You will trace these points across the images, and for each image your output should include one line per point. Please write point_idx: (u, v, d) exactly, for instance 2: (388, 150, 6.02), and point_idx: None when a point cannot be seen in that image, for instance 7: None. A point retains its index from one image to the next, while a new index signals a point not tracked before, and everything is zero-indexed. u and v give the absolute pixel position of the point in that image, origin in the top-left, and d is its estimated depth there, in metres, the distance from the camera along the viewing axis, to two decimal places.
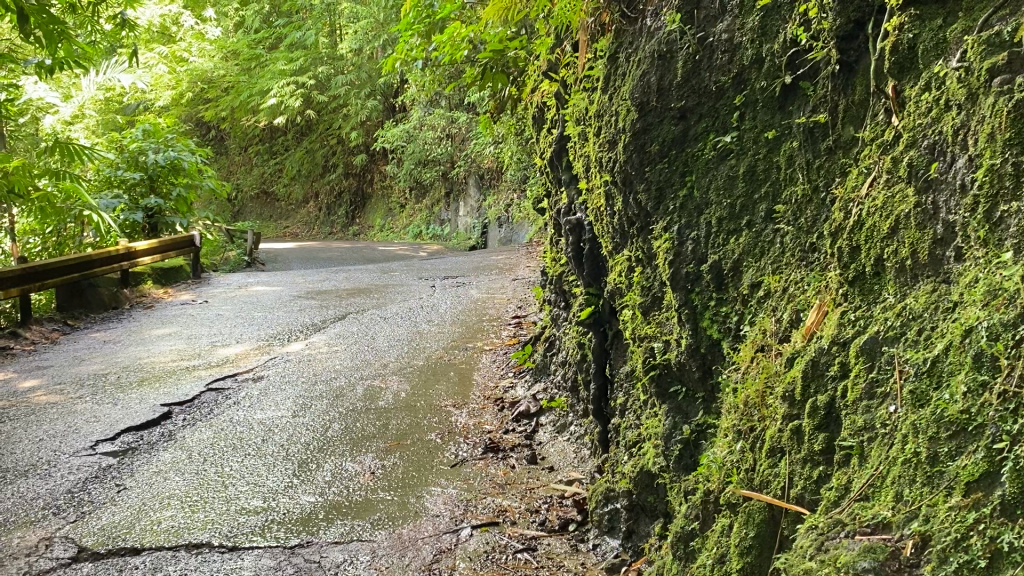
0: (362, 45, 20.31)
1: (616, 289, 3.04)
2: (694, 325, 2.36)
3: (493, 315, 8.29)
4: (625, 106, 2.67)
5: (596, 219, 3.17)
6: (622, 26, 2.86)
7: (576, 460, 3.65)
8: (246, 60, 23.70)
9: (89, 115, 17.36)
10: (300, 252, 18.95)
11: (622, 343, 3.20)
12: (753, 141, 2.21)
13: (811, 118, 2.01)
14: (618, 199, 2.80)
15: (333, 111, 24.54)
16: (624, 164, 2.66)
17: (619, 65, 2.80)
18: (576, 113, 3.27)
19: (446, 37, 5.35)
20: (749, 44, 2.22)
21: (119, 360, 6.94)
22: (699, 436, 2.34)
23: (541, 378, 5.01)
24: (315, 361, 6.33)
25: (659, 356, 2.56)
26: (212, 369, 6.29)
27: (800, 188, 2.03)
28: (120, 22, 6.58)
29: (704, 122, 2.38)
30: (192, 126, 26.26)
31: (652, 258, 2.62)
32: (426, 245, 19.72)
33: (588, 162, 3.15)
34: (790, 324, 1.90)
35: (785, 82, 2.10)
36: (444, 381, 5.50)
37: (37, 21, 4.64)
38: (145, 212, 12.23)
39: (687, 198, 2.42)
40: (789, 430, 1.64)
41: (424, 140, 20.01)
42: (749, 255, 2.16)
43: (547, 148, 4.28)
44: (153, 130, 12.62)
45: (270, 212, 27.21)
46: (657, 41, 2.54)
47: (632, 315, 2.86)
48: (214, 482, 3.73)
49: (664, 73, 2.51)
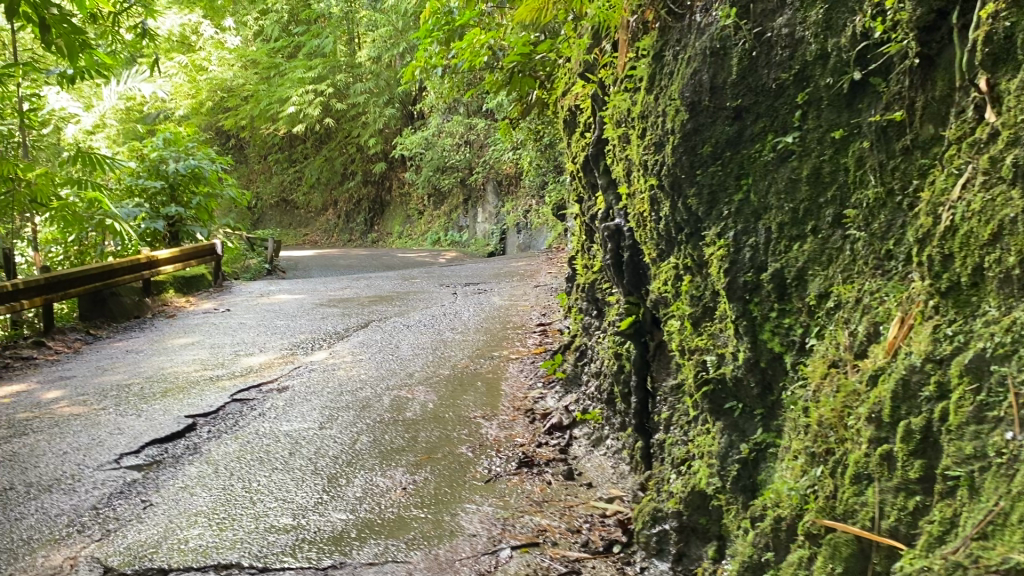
0: (381, 53, 20.27)
1: (660, 298, 2.91)
2: (753, 337, 2.23)
3: (517, 323, 8.17)
4: (673, 106, 2.54)
5: (638, 225, 3.04)
6: (667, 23, 2.73)
7: (615, 475, 3.52)
8: (265, 69, 23.72)
9: (109, 125, 17.43)
10: (320, 259, 18.93)
11: (666, 356, 3.07)
12: (818, 141, 2.07)
13: (884, 116, 1.88)
14: (665, 204, 2.68)
15: (351, 119, 24.54)
16: (673, 166, 2.54)
17: (665, 64, 2.68)
18: (616, 114, 3.15)
19: (470, 42, 5.24)
20: (812, 39, 2.08)
21: (141, 370, 6.87)
22: (760, 455, 2.20)
23: (572, 389, 4.87)
24: (340, 371, 6.23)
25: (713, 369, 2.43)
26: (236, 379, 6.20)
27: (872, 191, 1.90)
28: (141, 32, 6.52)
29: (761, 122, 2.25)
30: (211, 135, 26.35)
31: (704, 266, 2.50)
32: (445, 252, 19.64)
33: (629, 166, 3.03)
34: (868, 338, 1.76)
35: (854, 78, 1.96)
36: (472, 392, 5.38)
37: (58, 31, 4.56)
38: (166, 220, 12.22)
39: (743, 202, 2.30)
40: (878, 454, 1.51)
41: (443, 147, 19.94)
42: (815, 263, 2.03)
43: (580, 152, 4.16)
44: (173, 139, 12.61)
45: (290, 220, 27.24)
46: (709, 37, 2.41)
47: (679, 326, 2.73)
48: (241, 498, 3.62)
49: (716, 71, 2.38)
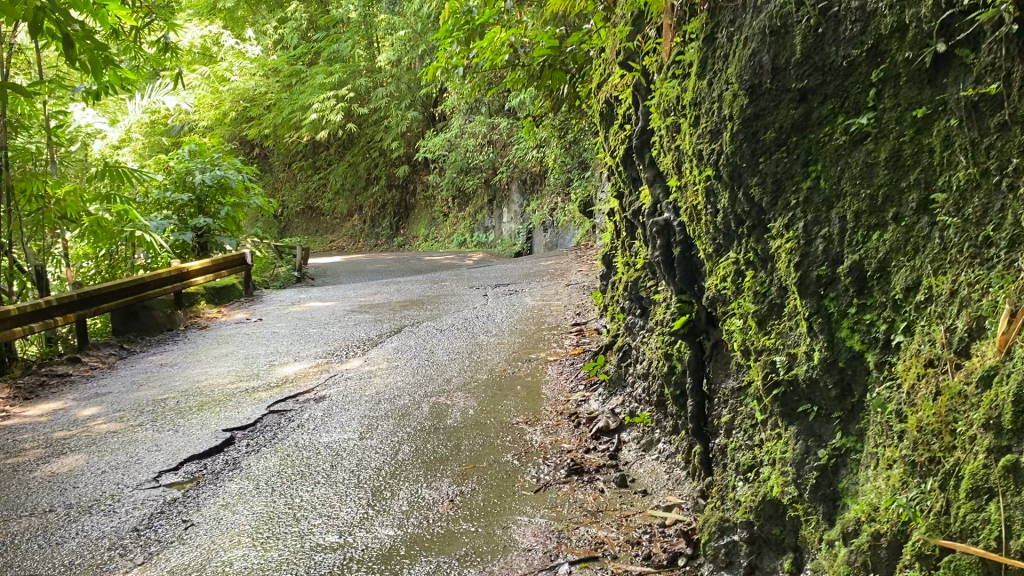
0: (401, 57, 20.19)
1: (718, 295, 2.75)
2: (831, 336, 2.08)
3: (552, 323, 8.01)
4: (731, 91, 2.39)
5: (691, 220, 2.89)
6: (718, 3, 2.57)
7: (671, 481, 3.37)
8: (287, 77, 23.75)
9: (136, 139, 17.55)
10: (347, 265, 18.89)
11: (724, 355, 2.92)
12: (897, 121, 1.91)
13: (976, 90, 1.71)
14: (722, 195, 2.52)
15: (373, 124, 24.49)
16: (732, 155, 2.39)
17: (718, 47, 2.52)
18: (662, 104, 3.01)
19: (497, 40, 5.12)
20: (888, 11, 1.92)
21: (177, 383, 6.82)
22: (840, 461, 2.05)
23: (617, 391, 4.71)
24: (376, 378, 6.13)
25: (784, 370, 2.27)
26: (272, 390, 6.12)
27: (963, 172, 1.73)
28: (164, 45, 6.45)
29: (830, 103, 2.09)
30: (236, 145, 26.49)
31: (769, 260, 2.34)
32: (472, 253, 19.56)
33: (680, 157, 2.88)
34: (971, 335, 1.60)
35: (937, 50, 1.79)
36: (512, 396, 5.25)
37: (82, 47, 4.47)
38: (195, 231, 12.22)
39: (813, 190, 2.14)
40: (1000, 467, 1.36)
41: (466, 148, 19.84)
42: (900, 254, 1.88)
43: (620, 144, 4.01)
44: (199, 150, 12.62)
45: (316, 227, 27.14)
46: (767, 15, 2.25)
47: (741, 324, 2.57)
48: (285, 514, 3.52)
49: (778, 51, 2.22)
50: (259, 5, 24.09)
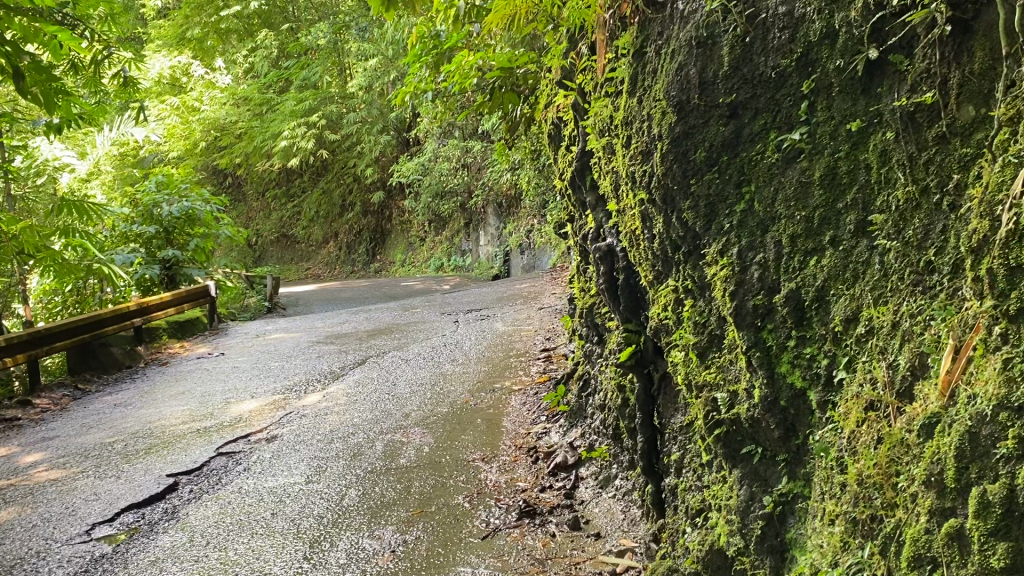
0: (372, 82, 19.97)
1: (660, 326, 2.56)
2: (771, 373, 1.89)
3: (521, 350, 7.79)
4: (660, 108, 2.21)
5: (631, 246, 2.70)
6: (647, 15, 2.40)
7: (625, 522, 3.17)
8: (258, 105, 23.43)
9: (105, 172, 17.21)
10: (321, 293, 18.59)
11: (672, 389, 2.73)
12: (830, 136, 1.74)
13: (911, 99, 1.54)
14: (657, 219, 2.34)
15: (346, 150, 24.27)
16: (663, 177, 2.22)
17: (647, 61, 2.35)
18: (598, 123, 2.83)
19: (454, 65, 4.98)
20: (817, 15, 1.74)
21: (128, 425, 6.54)
22: (786, 509, 1.85)
23: (577, 423, 4.49)
24: (332, 415, 5.88)
25: (726, 409, 2.08)
26: (224, 430, 5.86)
27: (901, 190, 1.56)
28: (119, 78, 6.24)
29: (762, 118, 1.92)
30: (207, 174, 26.17)
31: (707, 288, 2.16)
32: (448, 278, 19.32)
33: (617, 180, 2.70)
34: (915, 374, 1.42)
35: (869, 57, 1.63)
36: (471, 430, 5.03)
37: (34, 79, 4.25)
38: (162, 264, 11.94)
39: (747, 212, 1.97)
40: (944, 533, 1.18)
41: (440, 172, 19.63)
42: (839, 281, 1.70)
43: (567, 167, 3.83)
44: (166, 181, 12.35)
45: (291, 255, 26.79)
46: (694, 26, 2.08)
47: (683, 357, 2.38)
48: (215, 571, 3.29)
49: (705, 63, 2.05)
50: (230, 34, 23.87)
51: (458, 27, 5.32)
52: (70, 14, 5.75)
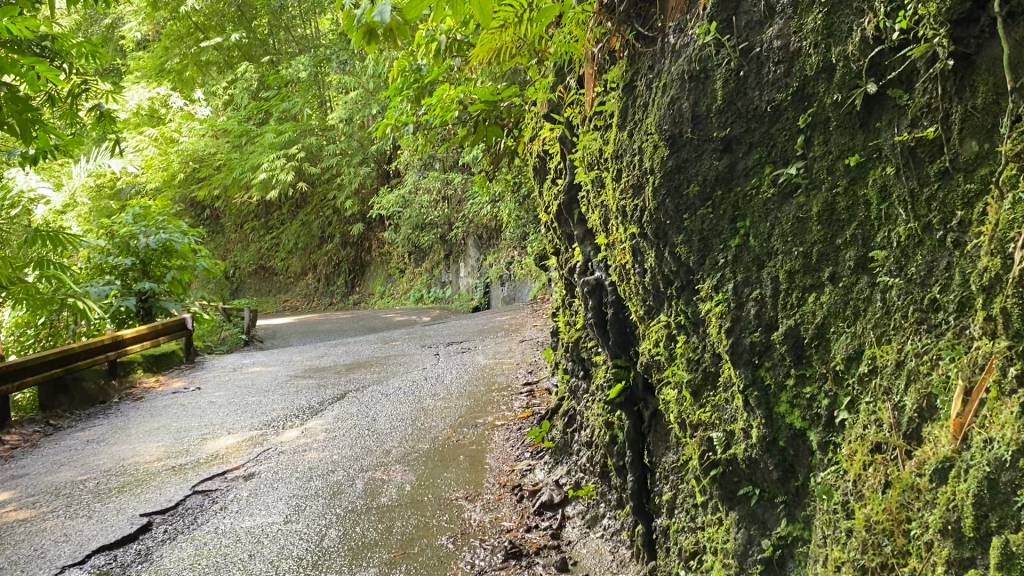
0: (352, 114, 19.96)
1: (652, 362, 2.51)
2: (769, 412, 1.84)
3: (502, 384, 7.71)
4: (651, 141, 2.18)
5: (621, 280, 2.66)
6: (637, 49, 2.38)
7: (614, 564, 3.09)
8: (237, 137, 23.32)
9: (81, 203, 17.03)
10: (300, 325, 18.45)
11: (663, 427, 2.67)
12: (828, 170, 1.71)
13: (913, 134, 1.52)
14: (649, 253, 2.30)
15: (326, 182, 24.23)
16: (655, 211, 2.18)
17: (637, 95, 2.32)
18: (586, 156, 2.80)
19: (434, 99, 4.99)
20: (812, 50, 1.72)
21: (100, 462, 6.38)
22: (786, 553, 1.79)
23: (562, 459, 4.42)
24: (312, 452, 5.76)
25: (722, 448, 2.03)
26: (200, 467, 5.73)
27: (902, 226, 1.53)
28: (98, 112, 6.16)
29: (756, 153, 1.89)
30: (185, 206, 25.99)
31: (701, 325, 2.12)
32: (428, 310, 19.25)
33: (607, 214, 2.67)
34: (924, 417, 1.38)
35: (868, 91, 1.60)
36: (454, 466, 4.95)
37: (10, 111, 4.17)
38: (138, 296, 11.75)
39: (742, 248, 1.93)
40: None
41: (420, 205, 19.57)
42: (839, 319, 1.66)
43: (552, 200, 3.80)
44: (143, 213, 12.19)
45: (269, 287, 26.56)
46: (686, 59, 2.06)
47: (676, 395, 2.33)
48: None
49: (698, 96, 2.02)
50: (209, 66, 23.81)
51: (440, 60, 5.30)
52: (49, 47, 5.68)
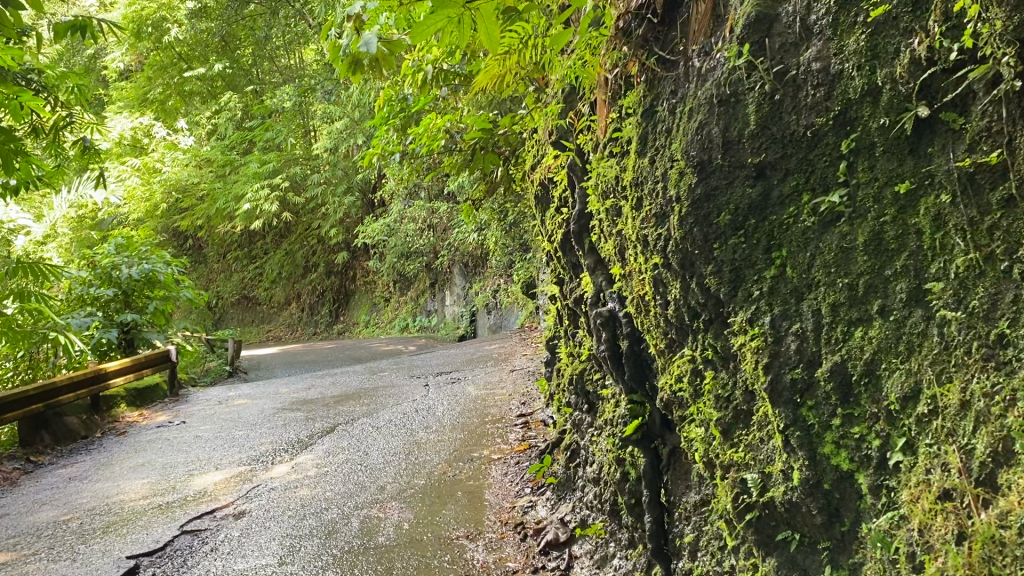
0: (338, 143, 19.84)
1: (673, 398, 2.41)
2: (812, 453, 1.74)
3: (496, 415, 7.57)
4: (677, 168, 2.09)
5: (639, 312, 2.57)
6: (658, 74, 2.30)
7: None
8: (220, 166, 23.13)
9: (61, 234, 16.79)
10: (284, 356, 18.22)
11: (683, 466, 2.55)
12: (875, 197, 1.62)
13: (972, 159, 1.42)
14: (673, 284, 2.21)
15: (310, 211, 24.10)
16: (681, 241, 2.09)
17: (659, 121, 2.24)
18: (601, 183, 2.72)
19: (423, 128, 4.97)
20: (856, 72, 1.63)
21: (83, 501, 6.17)
22: None
23: (566, 495, 4.28)
24: (303, 489, 5.59)
25: (757, 491, 1.92)
26: (188, 506, 5.54)
27: (961, 257, 1.44)
28: (82, 144, 6.05)
29: (793, 179, 1.81)
30: (167, 236, 25.73)
31: (732, 359, 2.02)
32: (413, 339, 19.07)
33: (623, 243, 2.58)
34: (999, 463, 1.28)
35: (919, 115, 1.52)
36: (452, 503, 4.80)
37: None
38: (120, 328, 11.53)
39: (779, 279, 1.84)
40: None
41: (405, 233, 19.21)
42: (890, 355, 1.56)
43: (557, 229, 3.72)
44: (126, 244, 12.01)
45: (252, 316, 26.25)
46: (714, 83, 1.98)
47: (702, 433, 2.22)
48: None
49: (728, 122, 1.93)
50: (192, 96, 23.67)
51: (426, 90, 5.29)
52: (34, 79, 5.58)
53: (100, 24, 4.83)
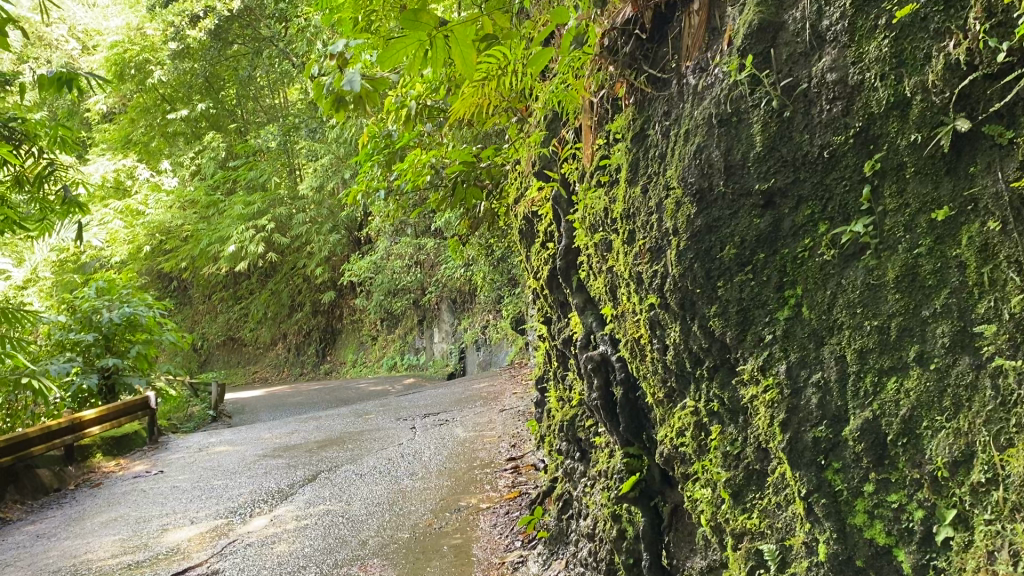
0: (324, 181, 19.59)
1: (674, 453, 2.16)
2: (840, 525, 1.49)
3: (484, 459, 7.27)
4: (673, 197, 1.87)
5: (634, 357, 2.33)
6: (647, 94, 2.09)
7: None
8: (204, 208, 22.80)
9: (43, 279, 16.42)
10: (271, 398, 17.84)
11: (686, 526, 2.29)
12: (907, 224, 1.39)
13: None
14: (672, 326, 1.97)
15: (296, 251, 23.85)
16: (680, 279, 1.86)
17: (651, 145, 2.02)
18: (588, 215, 2.50)
19: (405, 165, 4.79)
20: (879, 82, 1.41)
21: (51, 561, 5.82)
22: None
23: (558, 550, 4.00)
24: (282, 545, 5.26)
25: (776, 564, 1.66)
26: (159, 566, 5.21)
27: (1018, 295, 1.19)
28: (63, 190, 5.79)
29: (807, 207, 1.58)
30: (150, 279, 25.35)
31: (742, 412, 1.79)
32: (402, 377, 18.74)
33: (614, 282, 2.35)
34: None
35: (958, 129, 1.28)
36: (437, 559, 4.50)
37: None
38: (101, 373, 11.15)
39: (794, 321, 1.60)
40: None
41: (392, 270, 18.89)
42: (933, 411, 1.32)
43: (543, 266, 3.49)
44: (107, 287, 11.71)
45: (237, 358, 25.77)
46: (713, 101, 1.75)
47: (708, 493, 1.97)
48: None
49: (730, 143, 1.70)
50: (176, 137, 23.45)
51: (410, 128, 5.10)
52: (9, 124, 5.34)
53: (78, 68, 4.62)
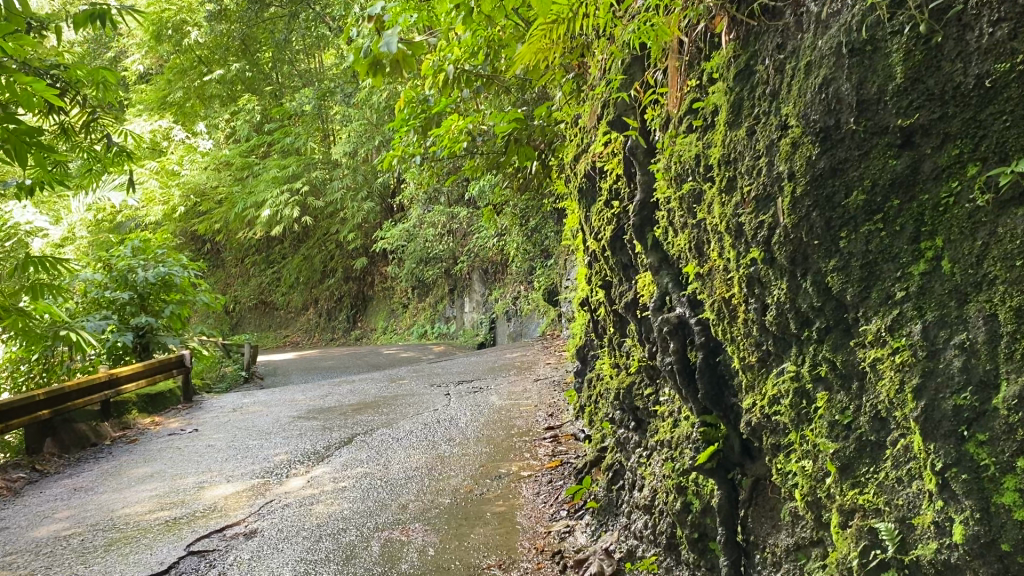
0: (357, 147, 19.34)
1: (765, 424, 2.01)
2: (983, 505, 1.30)
3: (521, 427, 7.16)
4: (791, 139, 1.71)
5: (721, 318, 2.18)
6: (755, 27, 1.92)
7: None
8: (239, 170, 22.71)
9: (79, 238, 16.47)
10: (300, 362, 17.89)
11: (769, 499, 2.13)
12: None
13: None
14: (777, 284, 1.84)
15: (329, 216, 23.82)
16: (794, 229, 1.72)
17: (758, 83, 1.88)
18: (676, 163, 2.35)
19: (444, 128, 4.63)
20: None
21: (88, 514, 5.81)
22: None
23: (608, 521, 3.88)
24: (320, 507, 5.18)
25: (894, 547, 1.49)
26: (196, 523, 5.14)
27: None
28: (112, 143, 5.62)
29: (955, 147, 1.39)
30: (184, 241, 25.46)
31: (858, 377, 1.63)
32: (432, 345, 18.71)
33: (703, 235, 2.23)
34: None
35: None
36: (480, 526, 4.39)
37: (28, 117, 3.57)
38: (136, 331, 11.13)
39: (932, 275, 1.43)
40: None
41: (425, 238, 18.81)
42: None
43: (607, 225, 3.33)
44: (143, 247, 11.66)
45: (270, 321, 25.88)
46: (843, 29, 1.57)
47: (807, 462, 1.81)
48: None
49: (863, 75, 1.53)
50: (212, 99, 23.35)
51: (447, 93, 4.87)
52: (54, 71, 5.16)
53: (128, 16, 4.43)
